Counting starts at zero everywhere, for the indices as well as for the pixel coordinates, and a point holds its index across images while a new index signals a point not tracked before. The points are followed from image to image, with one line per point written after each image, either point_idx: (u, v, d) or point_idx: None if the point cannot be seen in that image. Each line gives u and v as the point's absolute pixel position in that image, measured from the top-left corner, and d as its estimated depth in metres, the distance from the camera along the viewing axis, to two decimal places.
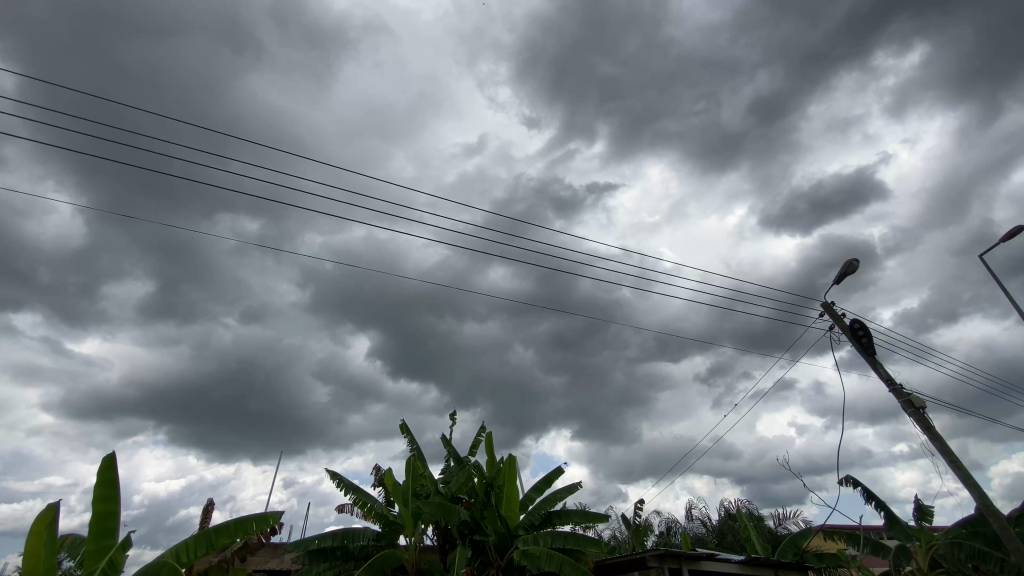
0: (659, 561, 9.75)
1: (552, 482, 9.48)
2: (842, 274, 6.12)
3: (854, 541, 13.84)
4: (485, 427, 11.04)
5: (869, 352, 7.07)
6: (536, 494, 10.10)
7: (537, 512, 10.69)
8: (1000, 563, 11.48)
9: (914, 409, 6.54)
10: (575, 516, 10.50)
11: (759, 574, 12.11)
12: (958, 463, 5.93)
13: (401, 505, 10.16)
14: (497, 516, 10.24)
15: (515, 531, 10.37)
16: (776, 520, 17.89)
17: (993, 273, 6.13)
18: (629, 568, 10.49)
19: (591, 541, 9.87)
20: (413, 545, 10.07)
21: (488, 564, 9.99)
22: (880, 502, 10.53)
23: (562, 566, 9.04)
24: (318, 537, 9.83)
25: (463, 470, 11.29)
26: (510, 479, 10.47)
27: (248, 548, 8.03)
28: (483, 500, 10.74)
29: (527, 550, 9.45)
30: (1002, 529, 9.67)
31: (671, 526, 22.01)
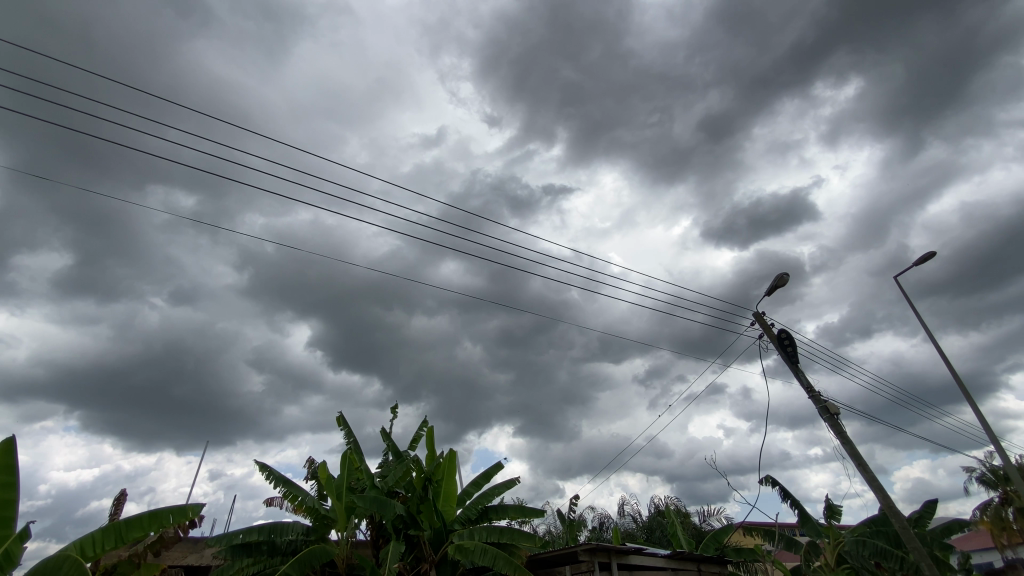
0: (589, 556, 10.09)
1: (491, 477, 9.61)
2: (773, 286, 6.63)
3: (770, 537, 14.88)
4: (427, 421, 11.05)
5: (793, 360, 7.66)
6: (474, 489, 10.22)
7: (474, 507, 10.80)
8: (900, 561, 12.67)
9: (829, 415, 7.16)
10: (511, 511, 10.70)
11: (683, 568, 12.80)
12: (864, 465, 6.57)
13: (334, 499, 9.93)
14: (433, 510, 10.19)
15: (451, 525, 10.47)
16: (701, 516, 18.96)
17: (901, 310, 8.54)
18: (561, 562, 10.78)
19: (525, 536, 10.08)
20: (345, 539, 9.96)
21: (422, 559, 9.94)
22: (796, 501, 11.40)
23: (496, 560, 9.17)
24: (242, 532, 9.44)
25: (402, 464, 11.21)
26: (449, 473, 10.69)
27: (164, 542, 7.63)
28: (421, 494, 10.57)
29: (461, 544, 9.54)
30: (902, 529, 10.70)
31: (603, 522, 22.82)
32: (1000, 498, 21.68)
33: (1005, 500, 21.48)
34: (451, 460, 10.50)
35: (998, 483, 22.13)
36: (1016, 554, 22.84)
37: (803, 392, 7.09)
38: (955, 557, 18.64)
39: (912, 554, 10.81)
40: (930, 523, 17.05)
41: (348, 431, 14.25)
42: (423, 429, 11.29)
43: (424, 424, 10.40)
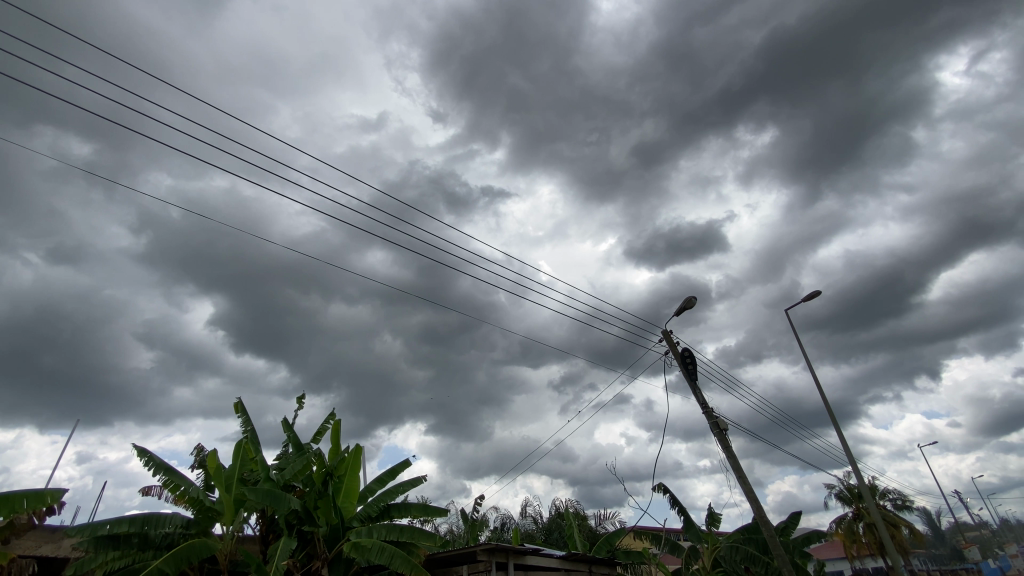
0: (488, 555, 10.40)
1: (396, 475, 9.68)
2: (682, 308, 7.42)
3: (657, 541, 16.10)
4: (334, 415, 10.87)
5: (692, 376, 8.53)
6: (377, 485, 10.18)
7: (376, 505, 10.76)
8: (764, 565, 14.29)
9: (719, 429, 8.07)
10: (414, 509, 10.80)
11: (575, 568, 13.50)
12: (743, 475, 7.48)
13: (221, 491, 9.48)
14: (331, 507, 10.07)
15: (349, 523, 10.30)
16: (598, 520, 20.06)
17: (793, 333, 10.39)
18: (459, 561, 11.02)
19: (425, 534, 10.21)
20: (230, 534, 9.56)
21: (313, 556, 9.90)
22: (683, 508, 12.52)
23: (392, 559, 9.24)
24: (110, 522, 8.73)
25: (303, 456, 10.90)
26: (353, 469, 10.31)
27: (14, 530, 6.94)
28: (320, 489, 10.51)
29: (358, 542, 9.53)
30: (770, 536, 12.10)
31: (505, 522, 23.40)
32: (852, 514, 24.89)
33: (856, 516, 24.69)
34: (357, 456, 10.31)
35: (852, 500, 25.42)
36: (860, 563, 26.32)
37: (698, 407, 7.93)
38: (812, 564, 21.17)
39: (776, 558, 12.24)
40: (793, 532, 19.24)
41: (246, 419, 13.62)
42: (329, 422, 11.09)
43: (332, 418, 10.10)
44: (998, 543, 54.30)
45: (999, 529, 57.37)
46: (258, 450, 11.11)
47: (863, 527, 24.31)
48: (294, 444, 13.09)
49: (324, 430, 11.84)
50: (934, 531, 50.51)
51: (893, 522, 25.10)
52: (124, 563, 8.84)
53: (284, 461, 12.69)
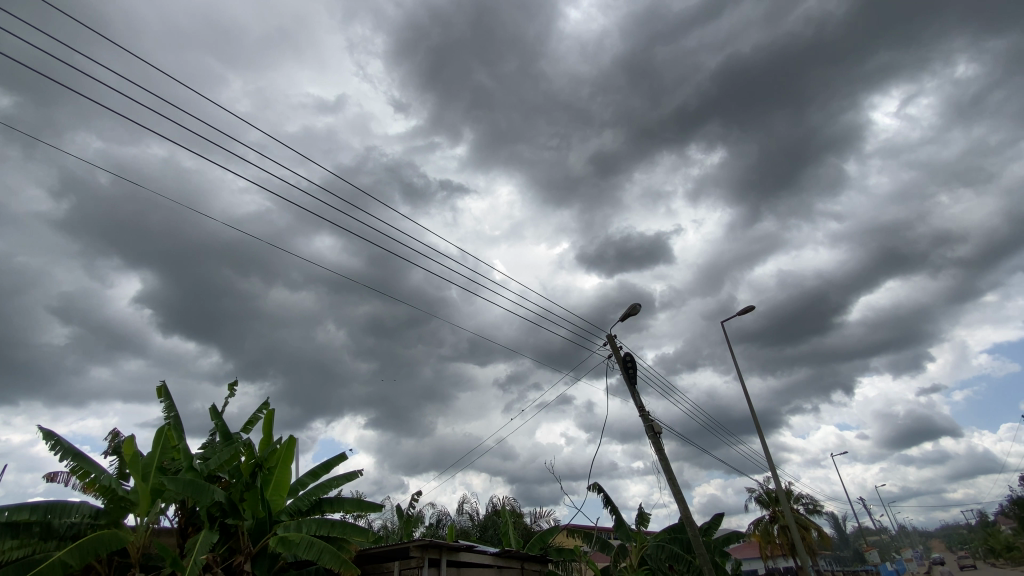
0: (420, 551, 10.43)
1: (331, 468, 9.58)
2: (627, 314, 7.89)
3: (588, 539, 16.72)
4: (268, 405, 10.69)
5: (632, 380, 9.02)
6: (309, 478, 10.07)
7: (307, 499, 10.56)
8: (686, 563, 15.20)
9: (652, 432, 8.60)
10: (347, 504, 10.73)
11: (508, 565, 13.80)
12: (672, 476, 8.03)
13: (137, 480, 9.07)
14: (258, 500, 9.88)
15: (277, 516, 10.10)
16: (533, 518, 20.54)
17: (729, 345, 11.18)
18: (390, 557, 10.98)
19: (357, 530, 10.17)
20: (144, 526, 9.16)
21: (236, 550, 9.55)
22: (615, 507, 13.14)
23: (321, 554, 9.11)
24: (9, 510, 8.15)
25: (231, 446, 10.48)
26: (285, 461, 10.08)
27: None
28: (247, 481, 10.16)
29: (284, 537, 9.36)
30: (693, 535, 12.91)
31: (441, 519, 23.50)
32: (769, 516, 26.74)
33: (772, 518, 26.53)
34: (289, 448, 10.07)
35: (769, 503, 27.28)
36: (773, 563, 28.30)
37: (636, 409, 8.42)
38: (730, 563, 22.57)
39: (697, 557, 13.07)
40: (715, 532, 20.49)
41: (171, 405, 13.05)
42: (262, 411, 10.80)
43: (266, 406, 9.77)
44: (895, 547, 59.69)
45: (894, 533, 63.15)
46: (182, 438, 10.66)
47: (778, 528, 26.14)
48: (222, 433, 12.64)
49: (256, 419, 11.49)
50: (840, 534, 54.93)
51: (804, 525, 27.17)
52: (22, 554, 8.24)
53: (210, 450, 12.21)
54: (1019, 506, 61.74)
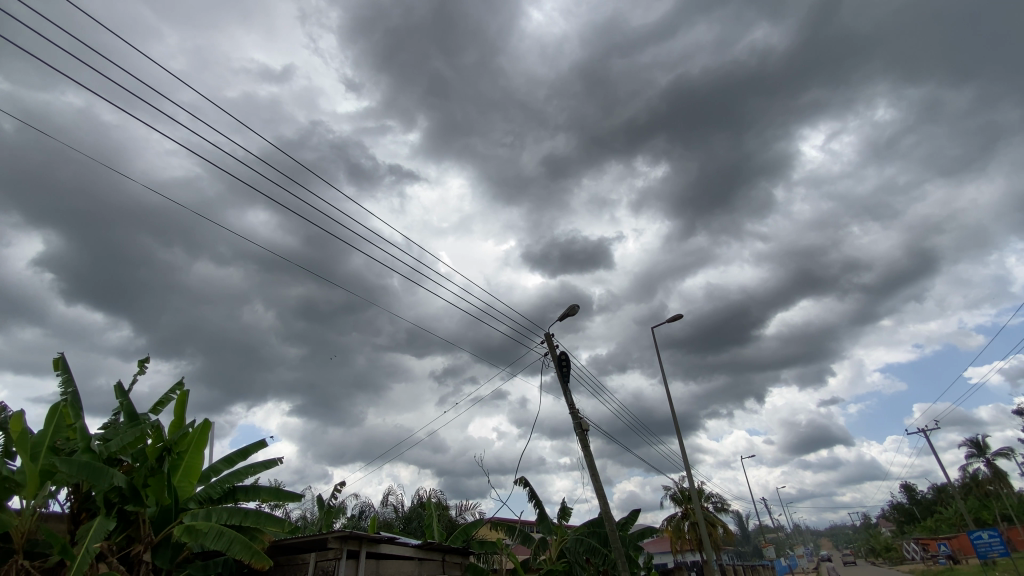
0: (338, 543, 9.30)
1: (249, 455, 8.41)
2: (565, 315, 8.37)
3: (510, 532, 17.18)
4: (181, 384, 10.27)
5: (564, 378, 9.52)
6: (224, 466, 9.27)
7: (219, 486, 10.01)
8: (601, 556, 16.09)
9: (580, 429, 9.13)
10: (263, 493, 10.26)
11: (430, 558, 13.91)
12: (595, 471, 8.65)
13: (26, 460, 8.47)
14: (164, 485, 8.81)
15: (184, 504, 9.34)
16: (457, 510, 20.84)
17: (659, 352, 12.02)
18: (305, 549, 9.67)
19: (273, 520, 9.34)
20: (30, 510, 8.55)
21: (134, 540, 8.69)
22: (539, 501, 13.70)
23: (231, 545, 8.35)
24: None
25: (137, 427, 9.87)
26: (197, 446, 9.27)
27: None
28: (152, 466, 9.27)
29: (191, 526, 8.63)
30: (611, 530, 13.68)
31: (364, 510, 23.28)
32: (681, 513, 28.60)
33: (684, 515, 28.39)
34: (204, 433, 9.32)
35: (682, 501, 29.20)
36: (682, 557, 30.29)
37: (566, 406, 8.92)
38: (642, 556, 23.95)
39: (613, 550, 13.87)
40: (631, 528, 21.71)
41: (68, 378, 12.19)
42: (175, 391, 10.33)
43: (180, 384, 9.10)
44: (789, 544, 65.54)
45: (790, 530, 69.13)
46: (79, 417, 9.99)
47: (688, 525, 28.01)
48: (127, 414, 11.93)
49: (167, 401, 10.95)
50: (743, 531, 59.48)
51: (712, 522, 29.29)
52: None
53: (112, 431, 11.47)
54: (896, 510, 69.33)
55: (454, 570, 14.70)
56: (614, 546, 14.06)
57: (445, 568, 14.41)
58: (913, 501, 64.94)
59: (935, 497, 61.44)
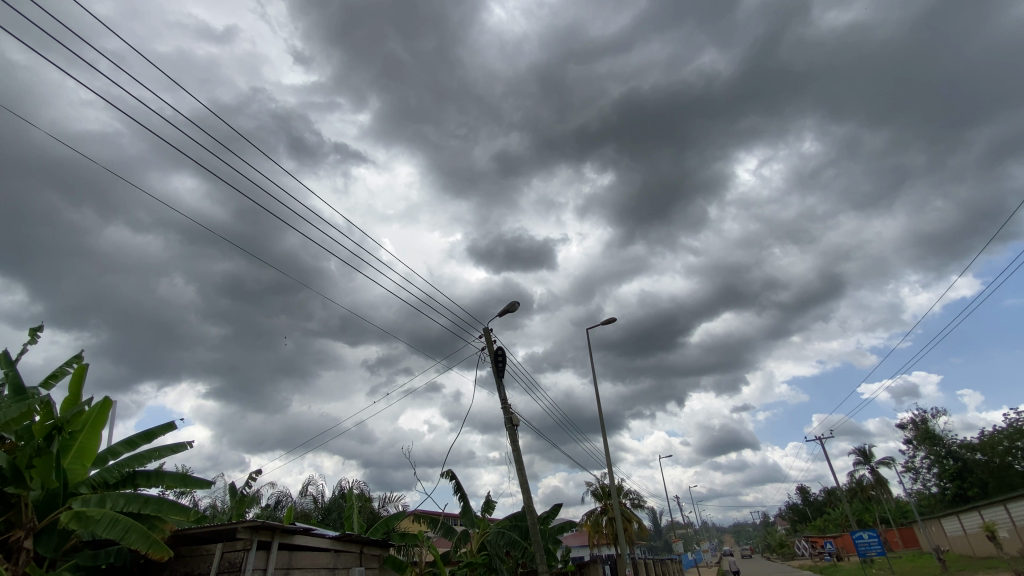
0: (249, 533, 8.56)
1: (153, 438, 7.91)
2: (505, 310, 8.72)
3: (433, 525, 17.33)
4: (80, 358, 9.65)
5: (500, 372, 9.88)
6: (122, 448, 8.46)
7: (116, 471, 9.03)
8: (521, 548, 16.64)
9: (511, 422, 9.52)
10: (168, 479, 9.29)
11: (347, 550, 13.73)
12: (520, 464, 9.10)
13: None
14: (52, 467, 7.99)
15: (74, 489, 8.46)
16: (380, 502, 20.72)
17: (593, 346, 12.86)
18: (212, 538, 8.83)
19: (176, 507, 8.60)
20: None
21: (14, 525, 7.81)
22: (465, 494, 13.99)
23: (125, 532, 7.53)
24: None
25: (23, 402, 9.13)
26: (94, 426, 8.53)
27: None
28: (38, 446, 8.38)
29: (80, 512, 7.69)
30: (531, 524, 14.22)
31: (280, 500, 22.60)
32: (600, 508, 29.96)
33: (602, 510, 29.74)
34: (106, 412, 8.76)
35: (602, 497, 30.60)
36: (598, 550, 31.64)
37: (499, 401, 9.27)
38: (561, 550, 24.84)
39: (532, 543, 14.43)
40: (551, 522, 22.50)
41: None
42: (71, 365, 9.70)
43: (78, 354, 8.55)
44: (696, 539, 70.07)
45: (697, 527, 73.85)
46: None
47: (606, 519, 29.41)
48: (12, 387, 10.96)
49: (59, 374, 10.19)
50: (655, 526, 62.89)
51: (628, 517, 30.88)
52: None
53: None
54: (791, 510, 75.84)
55: (373, 562, 14.61)
56: (534, 539, 14.60)
57: (363, 560, 14.28)
58: (806, 502, 71.39)
59: (825, 499, 67.91)
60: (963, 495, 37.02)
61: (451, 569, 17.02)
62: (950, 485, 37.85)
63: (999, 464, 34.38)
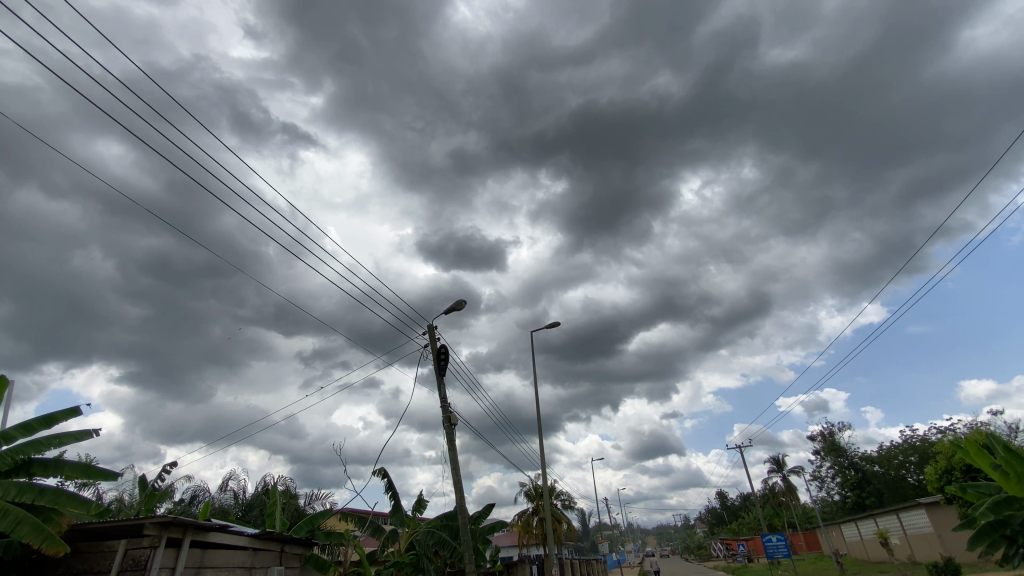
0: (157, 530, 8.18)
1: (54, 423, 7.42)
2: (452, 308, 8.88)
3: (361, 524, 17.09)
4: None
5: (442, 370, 10.00)
6: (18, 433, 7.88)
7: (9, 458, 8.36)
8: (450, 548, 16.71)
9: (449, 422, 9.67)
10: (69, 469, 8.71)
11: (266, 549, 13.30)
12: (456, 465, 9.28)
13: None
14: None
15: None
16: (307, 499, 20.15)
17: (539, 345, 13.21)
18: (115, 534, 8.36)
19: (76, 500, 8.10)
20: None
21: None
22: (396, 493, 13.97)
23: (16, 524, 7.04)
24: None
25: None
26: None
27: None
28: None
29: None
30: (463, 526, 14.37)
31: (197, 495, 21.44)
32: (532, 509, 30.54)
33: (534, 511, 30.34)
34: (4, 392, 8.16)
35: (534, 498, 31.21)
36: (527, 550, 32.18)
37: (439, 400, 9.39)
38: (491, 549, 25.08)
39: (462, 544, 14.56)
40: (482, 522, 22.70)
41: None
42: None
43: None
44: (621, 540, 72.55)
45: (623, 528, 76.37)
46: None
47: (536, 520, 30.03)
48: None
49: None
50: (584, 527, 64.76)
51: (558, 518, 31.64)
52: None
53: None
54: (710, 514, 80.16)
55: (293, 562, 14.22)
56: (464, 539, 14.76)
57: (283, 559, 13.88)
58: (724, 506, 75.77)
59: (741, 503, 72.39)
60: (861, 503, 40.68)
61: (377, 568, 16.84)
62: (850, 494, 41.39)
63: (894, 476, 38.25)
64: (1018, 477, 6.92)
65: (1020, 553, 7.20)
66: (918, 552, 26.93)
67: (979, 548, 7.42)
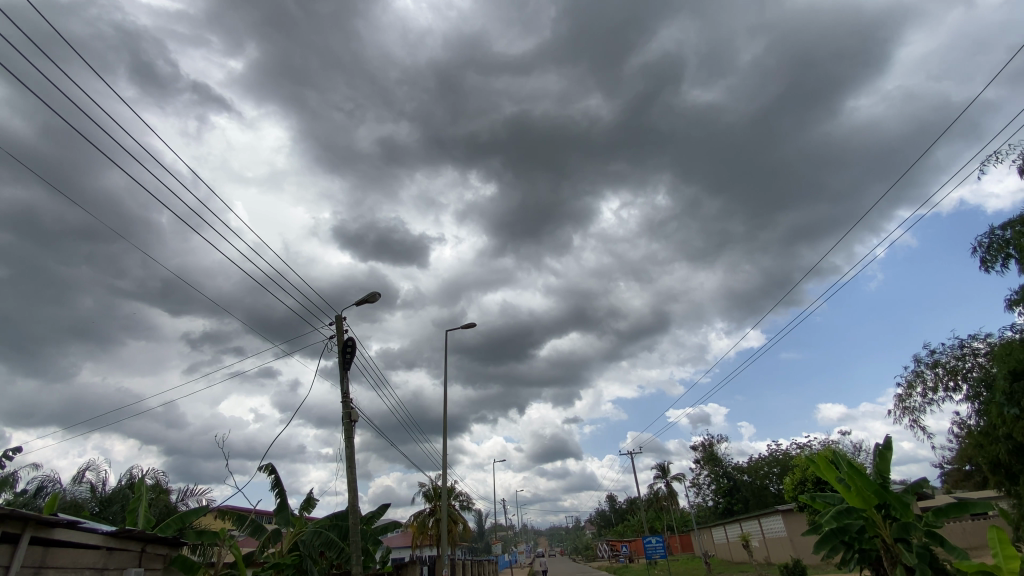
0: None
1: None
2: (365, 299, 8.79)
3: (240, 523, 16.01)
4: None
5: (347, 364, 9.80)
6: None
7: None
8: (336, 548, 16.21)
9: (348, 417, 9.51)
10: None
11: (123, 548, 12.06)
12: (351, 462, 9.13)
13: None
14: None
15: None
16: (180, 495, 18.53)
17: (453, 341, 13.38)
18: None
19: None
20: None
21: None
22: (282, 491, 13.33)
23: None
24: None
25: None
26: None
27: None
28: None
29: None
30: (353, 525, 14.02)
31: (44, 486, 18.88)
32: (428, 510, 30.39)
33: (430, 511, 30.23)
34: None
35: (432, 498, 31.07)
36: (419, 550, 31.89)
37: (340, 394, 9.20)
38: (382, 550, 24.59)
39: (351, 543, 14.20)
40: (375, 523, 22.21)
41: None
42: None
43: None
44: (514, 540, 73.90)
45: (518, 529, 77.84)
46: None
47: (432, 520, 29.91)
48: None
49: None
50: (479, 528, 65.26)
51: (454, 518, 31.70)
52: None
53: None
54: (600, 516, 84.48)
55: (155, 563, 13.04)
56: (353, 538, 14.37)
57: (143, 560, 12.69)
58: (613, 509, 80.09)
59: (627, 507, 76.93)
60: (730, 509, 45.07)
61: (255, 570, 15.91)
62: (722, 500, 45.69)
63: (759, 485, 42.81)
64: (857, 491, 8.19)
65: (854, 556, 8.54)
66: (773, 553, 30.42)
67: (823, 551, 8.64)
